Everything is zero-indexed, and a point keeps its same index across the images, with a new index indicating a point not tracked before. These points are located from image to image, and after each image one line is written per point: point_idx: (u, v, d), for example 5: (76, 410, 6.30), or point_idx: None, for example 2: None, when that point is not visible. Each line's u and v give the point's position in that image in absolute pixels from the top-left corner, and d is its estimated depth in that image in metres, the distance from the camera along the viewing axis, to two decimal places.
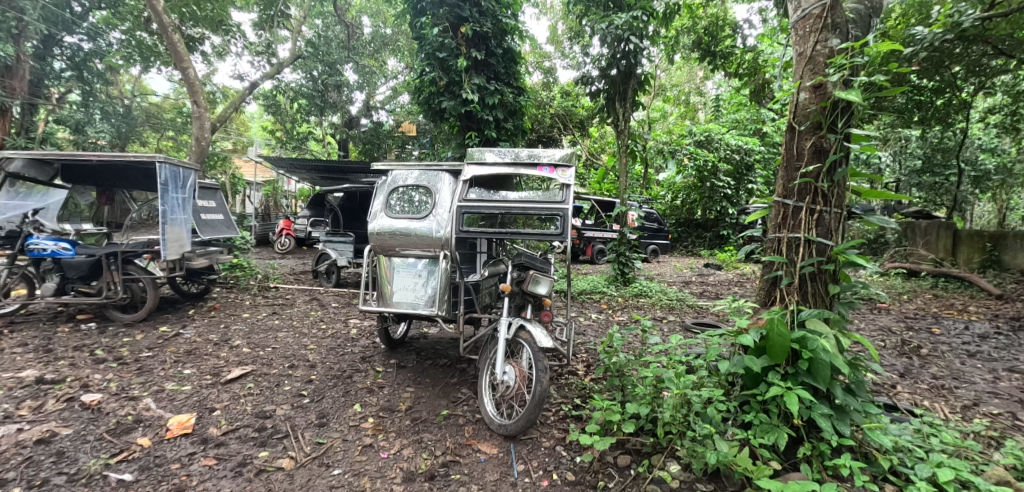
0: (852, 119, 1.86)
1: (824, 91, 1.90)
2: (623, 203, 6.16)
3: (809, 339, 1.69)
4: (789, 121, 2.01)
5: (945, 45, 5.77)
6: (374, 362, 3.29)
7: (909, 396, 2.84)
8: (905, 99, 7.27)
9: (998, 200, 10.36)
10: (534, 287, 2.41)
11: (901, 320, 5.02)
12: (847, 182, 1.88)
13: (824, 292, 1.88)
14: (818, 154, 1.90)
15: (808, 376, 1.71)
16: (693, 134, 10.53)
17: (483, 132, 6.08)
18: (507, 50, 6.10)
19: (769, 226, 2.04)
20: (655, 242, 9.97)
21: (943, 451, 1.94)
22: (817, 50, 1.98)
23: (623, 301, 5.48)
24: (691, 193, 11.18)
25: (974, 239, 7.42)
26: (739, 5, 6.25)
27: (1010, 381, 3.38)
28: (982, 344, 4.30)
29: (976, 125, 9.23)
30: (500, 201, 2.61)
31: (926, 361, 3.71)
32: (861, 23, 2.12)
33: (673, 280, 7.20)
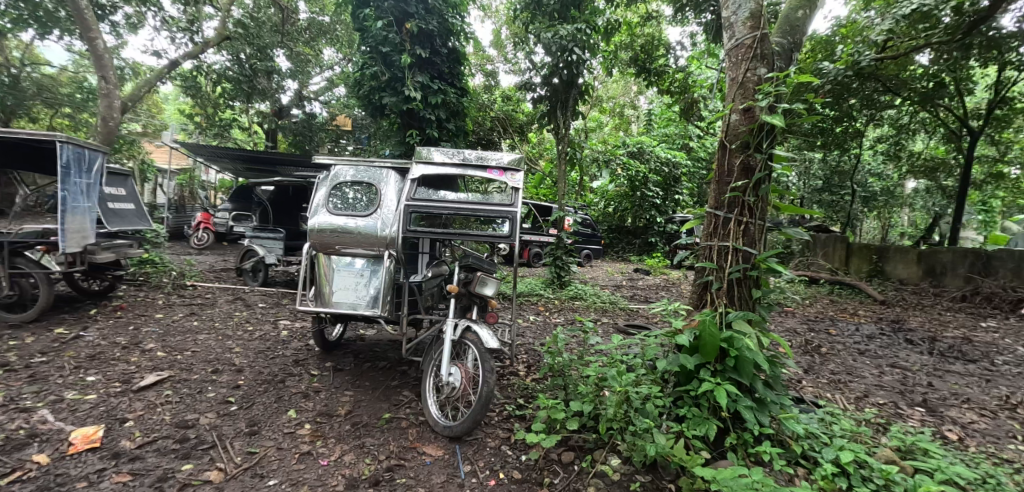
0: (774, 142, 2.05)
1: (753, 114, 2.09)
2: (561, 208, 6.35)
3: (737, 338, 1.84)
4: (721, 139, 2.19)
5: (845, 79, 6.51)
6: (308, 366, 3.16)
7: (812, 390, 3.19)
8: (811, 124, 8.08)
9: (882, 217, 11.75)
10: (480, 288, 2.43)
11: (804, 322, 5.58)
12: (769, 197, 2.08)
13: (747, 296, 2.06)
14: (746, 171, 2.08)
15: (734, 372, 1.87)
16: (626, 145, 11.05)
17: (425, 131, 6.01)
18: (452, 50, 6.10)
19: (701, 235, 2.20)
20: (589, 247, 10.31)
21: (843, 436, 2.20)
22: (748, 77, 2.17)
23: (560, 303, 5.65)
24: (623, 201, 11.68)
25: (864, 251, 8.48)
26: (673, 27, 6.66)
27: (891, 375, 3.87)
28: (870, 343, 4.89)
29: (867, 151, 10.44)
30: (448, 201, 2.62)
31: (825, 359, 4.16)
32: (783, 56, 2.37)
33: (606, 284, 7.52)
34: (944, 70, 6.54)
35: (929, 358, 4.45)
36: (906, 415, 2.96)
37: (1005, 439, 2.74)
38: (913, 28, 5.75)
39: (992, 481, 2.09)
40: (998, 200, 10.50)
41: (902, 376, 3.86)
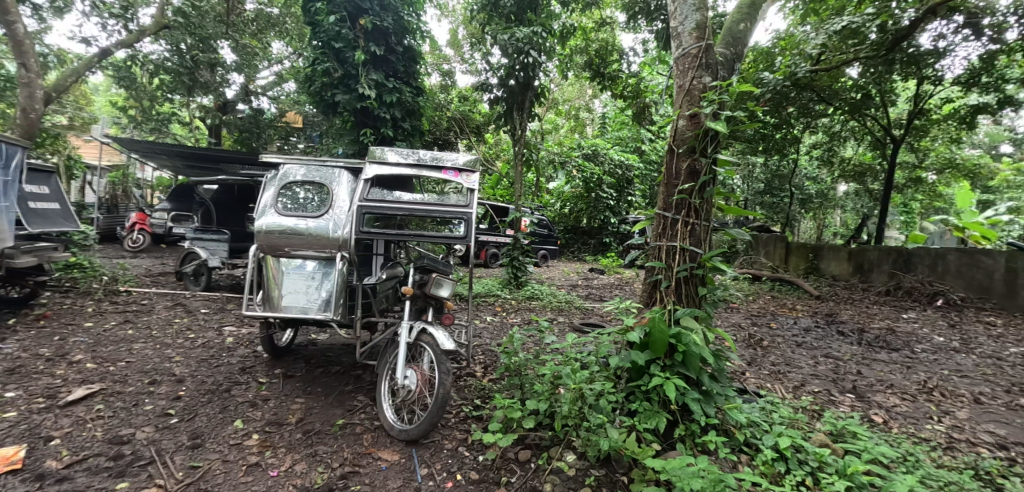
0: (718, 147, 2.15)
1: (698, 120, 2.18)
2: (517, 209, 6.40)
3: (684, 334, 1.93)
4: (669, 143, 2.27)
5: (783, 88, 6.93)
6: (256, 373, 3.04)
7: (754, 381, 3.36)
8: (754, 130, 8.52)
9: (818, 218, 12.54)
10: (436, 290, 2.41)
11: (747, 317, 5.88)
12: (714, 200, 2.18)
13: (694, 293, 2.15)
14: (692, 175, 2.17)
15: (682, 367, 1.94)
16: (581, 147, 11.27)
17: (379, 130, 5.89)
18: (407, 48, 6.02)
19: (651, 236, 2.27)
20: (545, 248, 10.42)
21: (782, 423, 2.34)
22: (694, 85, 2.27)
23: (516, 303, 5.68)
24: (578, 202, 11.89)
25: (801, 250, 9.20)
26: (626, 33, 6.86)
27: (825, 365, 4.15)
28: (806, 335, 5.22)
29: (804, 156, 11.12)
30: (402, 202, 2.59)
31: (767, 351, 4.41)
32: (726, 65, 2.49)
33: (562, 283, 7.64)
34: (870, 82, 7.06)
35: (858, 348, 4.80)
36: (838, 401, 3.19)
37: (923, 420, 3.01)
38: (844, 43, 6.19)
39: (912, 459, 2.29)
40: (916, 202, 11.45)
41: (835, 365, 4.14)
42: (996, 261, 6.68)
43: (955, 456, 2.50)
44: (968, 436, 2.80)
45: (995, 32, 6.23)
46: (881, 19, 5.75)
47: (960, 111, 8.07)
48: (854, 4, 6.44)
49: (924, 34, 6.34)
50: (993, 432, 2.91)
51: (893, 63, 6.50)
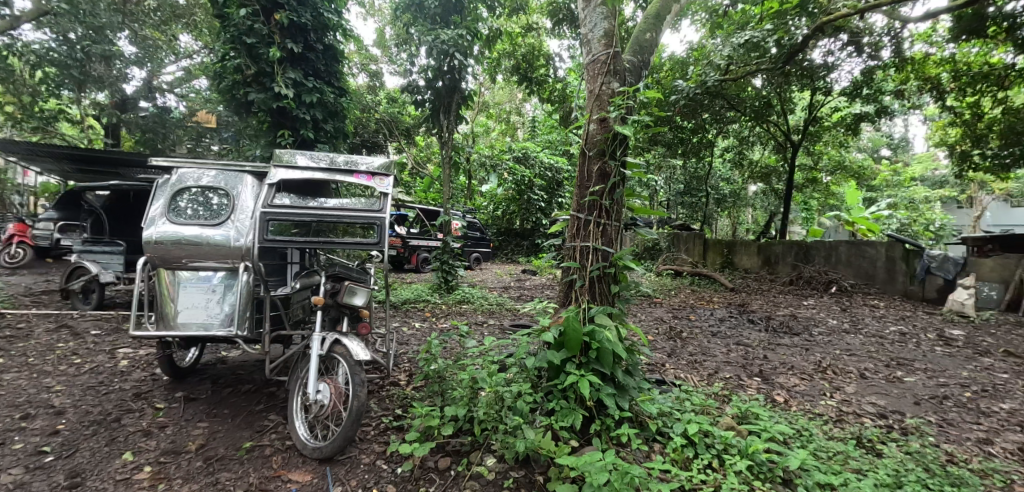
0: (627, 150, 2.24)
1: (607, 124, 2.26)
2: (446, 212, 6.34)
3: (597, 331, 1.98)
4: (581, 147, 2.34)
5: (697, 96, 7.41)
6: (153, 398, 2.76)
7: (672, 371, 3.54)
8: (673, 134, 9.01)
9: (731, 216, 13.50)
10: (349, 298, 2.31)
11: (669, 311, 6.20)
12: (623, 201, 2.26)
13: (607, 291, 2.22)
14: (603, 177, 2.24)
15: (596, 363, 2.00)
16: (512, 150, 11.39)
17: (298, 131, 5.59)
18: (328, 46, 5.75)
19: (567, 236, 2.32)
20: (478, 250, 10.35)
21: (693, 410, 2.48)
22: (603, 90, 2.34)
23: (447, 308, 5.61)
24: (510, 204, 11.98)
25: (717, 246, 9.76)
26: (552, 39, 7.01)
27: (737, 351, 4.45)
28: (721, 325, 5.59)
29: (718, 158, 11.93)
30: (310, 207, 2.45)
31: (686, 342, 4.66)
32: (633, 71, 2.60)
33: (494, 285, 7.65)
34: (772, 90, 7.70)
35: (765, 334, 5.21)
36: (746, 385, 3.42)
37: (817, 396, 3.31)
38: (747, 56, 6.69)
39: (806, 433, 2.50)
40: (814, 201, 12.66)
41: (745, 351, 4.45)
42: (878, 250, 7.60)
43: (843, 427, 2.77)
44: (854, 409, 3.11)
45: (872, 50, 7.02)
46: (778, 34, 6.29)
47: (847, 118, 9.02)
48: (756, 20, 6.99)
49: (815, 50, 7.01)
50: (874, 403, 3.26)
51: (790, 74, 7.12)
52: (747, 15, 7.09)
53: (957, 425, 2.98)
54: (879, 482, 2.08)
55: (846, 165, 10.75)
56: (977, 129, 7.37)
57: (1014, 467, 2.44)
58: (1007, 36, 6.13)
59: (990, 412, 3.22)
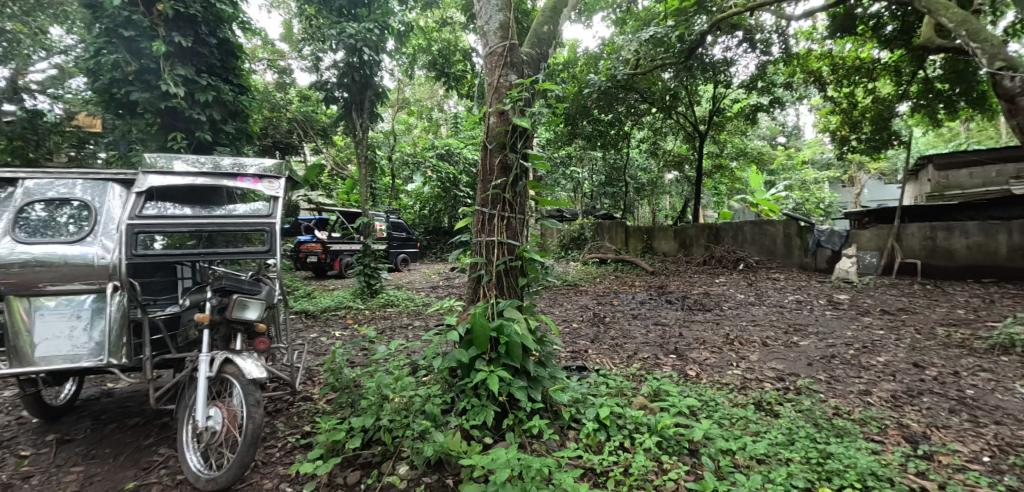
0: (527, 143, 2.26)
1: (506, 117, 2.27)
2: (366, 214, 6.07)
3: (505, 326, 1.98)
4: (483, 140, 2.33)
5: (611, 89, 7.67)
6: (17, 445, 2.40)
7: (594, 357, 3.65)
8: (591, 127, 9.27)
9: (650, 204, 14.18)
10: (240, 312, 2.13)
11: (594, 298, 6.40)
12: (526, 193, 2.29)
13: (515, 284, 2.25)
14: (505, 170, 2.26)
15: (506, 357, 2.00)
16: (435, 147, 11.17)
17: (194, 134, 5.10)
18: (222, 40, 5.23)
19: (473, 232, 2.31)
20: (405, 251, 9.99)
21: (609, 393, 2.56)
22: (501, 82, 2.33)
23: (371, 313, 5.40)
24: (436, 203, 11.77)
25: (638, 233, 10.29)
26: (468, 34, 6.93)
27: (655, 332, 4.68)
28: (642, 307, 5.85)
29: (635, 149, 12.45)
30: (191, 217, 2.24)
31: (608, 327, 4.83)
32: (532, 64, 2.61)
33: (422, 286, 7.48)
34: (679, 84, 8.14)
35: (681, 313, 5.52)
36: (663, 363, 3.60)
37: (725, 367, 3.54)
38: (654, 51, 7.02)
39: (712, 403, 2.66)
40: (722, 186, 13.60)
41: (663, 331, 4.69)
42: (778, 227, 8.29)
43: (746, 394, 2.98)
44: (756, 375, 3.36)
45: (763, 46, 7.64)
46: (680, 30, 6.62)
47: (746, 109, 9.75)
48: (661, 17, 7.33)
49: (714, 46, 7.51)
50: (774, 368, 3.54)
51: (693, 69, 7.60)
52: (651, 12, 7.41)
53: (842, 380, 3.31)
54: (775, 441, 2.25)
55: (748, 152, 11.63)
56: (852, 116, 8.23)
57: (888, 413, 2.74)
58: (872, 34, 6.91)
59: (868, 366, 3.61)
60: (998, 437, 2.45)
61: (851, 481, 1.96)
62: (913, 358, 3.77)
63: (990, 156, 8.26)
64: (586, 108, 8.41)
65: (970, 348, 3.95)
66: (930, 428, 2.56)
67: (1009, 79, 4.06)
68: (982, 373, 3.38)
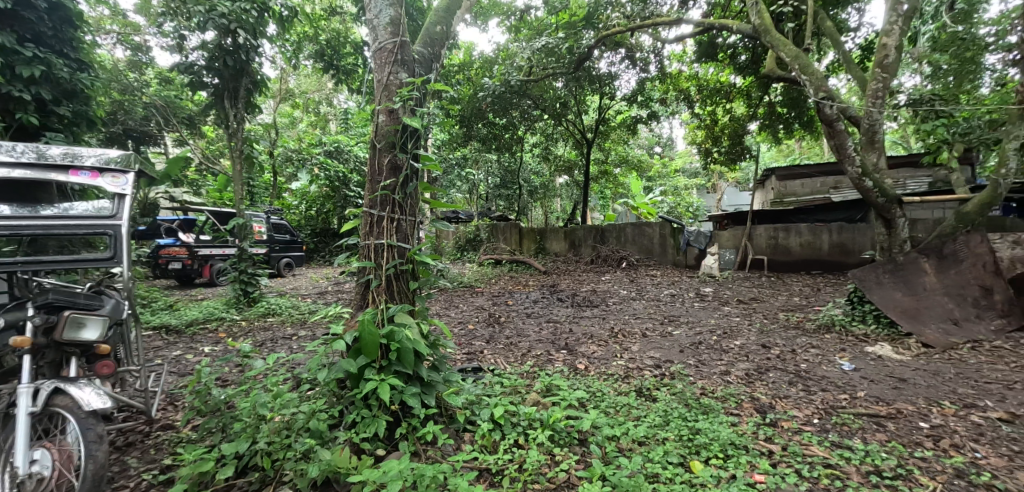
0: (418, 143, 2.24)
1: (395, 115, 2.23)
2: (242, 215, 5.50)
3: (396, 331, 1.94)
4: (371, 139, 2.26)
5: (505, 94, 7.84)
6: None
7: (490, 357, 3.68)
8: (486, 129, 9.36)
9: (543, 206, 14.71)
10: (75, 333, 1.84)
11: (490, 299, 6.46)
12: (417, 194, 2.27)
13: (406, 288, 2.23)
14: (394, 170, 2.22)
15: (398, 364, 1.96)
16: (323, 144, 10.47)
17: (14, 116, 4.22)
18: (54, 4, 4.36)
19: (361, 235, 2.24)
20: (289, 255, 9.18)
21: (503, 392, 2.62)
22: (391, 80, 2.27)
23: (247, 325, 4.88)
24: (324, 203, 11.04)
25: (531, 234, 10.62)
26: (361, 27, 6.60)
27: (547, 329, 4.86)
28: (534, 306, 6.05)
29: (528, 153, 12.86)
30: (6, 217, 1.86)
31: (503, 326, 4.91)
32: (424, 64, 2.56)
33: (308, 293, 6.98)
34: (569, 93, 8.57)
35: (571, 310, 5.79)
36: (554, 359, 3.74)
37: (611, 359, 3.78)
38: (546, 61, 7.28)
39: (599, 394, 2.83)
40: (607, 190, 14.55)
41: (554, 327, 4.89)
42: (655, 229, 9.08)
43: (628, 382, 3.22)
44: (637, 364, 3.64)
45: (642, 64, 8.34)
46: (569, 43, 7.00)
47: (627, 120, 10.57)
48: (552, 28, 7.64)
49: (600, 60, 8.03)
50: (652, 356, 3.87)
51: (582, 79, 8.04)
52: (544, 22, 7.70)
53: (707, 363, 3.72)
54: (654, 424, 2.46)
55: (629, 160, 12.60)
56: (714, 131, 9.31)
57: (743, 389, 3.13)
58: (730, 62, 7.88)
59: (728, 349, 4.10)
60: (824, 402, 2.93)
61: (716, 452, 2.21)
62: (762, 340, 4.36)
63: (816, 170, 9.86)
64: (481, 110, 8.47)
65: (804, 329, 4.67)
66: (775, 399, 2.98)
67: (829, 106, 4.87)
68: (813, 350, 4.02)
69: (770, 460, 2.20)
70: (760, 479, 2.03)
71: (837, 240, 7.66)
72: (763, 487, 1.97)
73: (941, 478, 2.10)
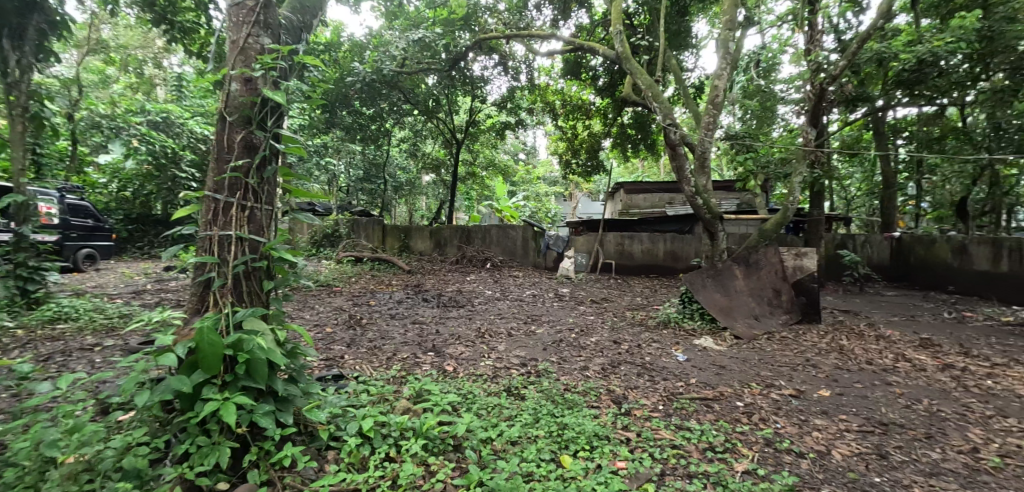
0: (280, 121, 1.97)
1: (254, 86, 1.94)
2: (21, 191, 4.29)
3: (245, 340, 1.67)
4: (220, 110, 1.94)
5: (375, 83, 7.47)
6: None
7: (352, 363, 3.40)
8: (352, 118, 8.76)
9: (409, 203, 14.29)
10: None
11: (349, 299, 6.02)
12: (276, 180, 2.00)
13: (258, 289, 1.94)
14: (248, 149, 1.93)
15: (248, 379, 1.70)
16: (145, 113, 8.77)
17: None
18: None
19: (199, 224, 1.89)
20: (91, 245, 7.48)
21: (371, 402, 2.44)
22: (250, 43, 1.95)
23: (26, 333, 3.82)
24: (143, 184, 9.26)
25: (395, 232, 10.22)
26: None
27: (413, 331, 4.67)
28: (398, 306, 5.80)
29: (396, 147, 12.40)
30: None
31: (365, 329, 4.58)
32: (291, 32, 2.25)
33: (119, 291, 5.76)
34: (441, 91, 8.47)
35: (437, 310, 5.67)
36: (422, 362, 3.60)
37: (478, 359, 3.76)
38: (421, 54, 7.06)
39: (471, 396, 2.77)
40: (473, 192, 14.69)
41: (420, 329, 4.72)
42: (518, 232, 9.39)
43: (497, 382, 3.21)
44: (504, 364, 3.68)
45: (514, 73, 8.60)
46: (447, 40, 6.94)
47: (496, 125, 10.81)
48: (429, 22, 7.46)
49: (475, 62, 8.06)
50: (518, 355, 3.95)
51: (455, 78, 7.99)
52: (421, 15, 7.49)
53: (568, 360, 3.91)
54: (526, 423, 2.48)
55: (496, 164, 12.91)
56: (574, 144, 9.99)
57: (600, 383, 3.35)
58: (591, 83, 8.53)
59: (585, 346, 4.38)
60: (667, 389, 3.26)
61: (582, 445, 2.30)
62: (613, 336, 4.75)
63: (656, 187, 11.16)
64: (347, 97, 7.91)
65: (647, 326, 5.21)
66: (627, 390, 3.23)
67: (673, 132, 5.52)
68: (655, 344, 4.50)
69: (628, 447, 2.36)
70: (622, 466, 2.16)
71: (670, 248, 8.76)
72: (625, 474, 2.10)
73: (756, 447, 2.44)
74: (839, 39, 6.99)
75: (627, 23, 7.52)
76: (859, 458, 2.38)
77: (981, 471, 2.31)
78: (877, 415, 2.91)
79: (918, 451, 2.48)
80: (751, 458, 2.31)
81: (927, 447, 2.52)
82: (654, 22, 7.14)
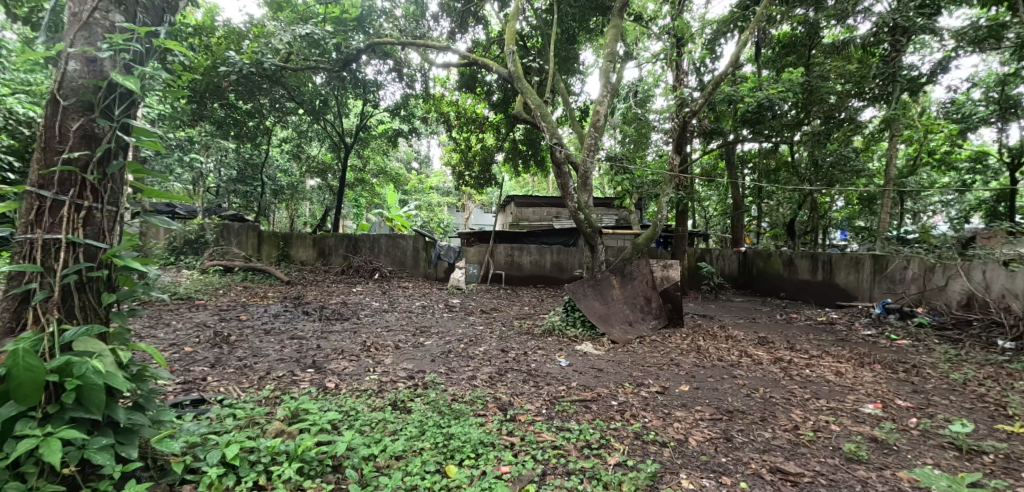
0: (133, 111, 1.74)
1: (98, 67, 1.70)
2: None
3: (76, 363, 1.44)
4: (52, 90, 1.67)
5: (253, 76, 6.87)
6: None
7: (214, 385, 3.04)
8: (224, 111, 8.02)
9: (290, 208, 13.27)
10: None
11: (215, 313, 5.39)
12: (124, 177, 1.76)
13: (96, 304, 1.68)
14: (87, 140, 1.68)
15: (77, 409, 1.46)
16: None
17: None
18: None
19: (18, 225, 1.60)
20: None
21: (235, 426, 2.24)
22: (96, 19, 1.72)
23: None
24: None
25: (272, 239, 9.45)
26: None
27: (290, 347, 4.32)
28: (274, 320, 5.33)
29: (276, 147, 11.48)
30: None
31: (233, 347, 4.13)
32: (150, 11, 1.85)
33: None
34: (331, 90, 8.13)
35: (319, 324, 5.30)
36: (299, 379, 3.36)
37: (363, 374, 3.60)
38: (307, 50, 6.65)
39: (353, 412, 2.64)
40: (363, 198, 14.11)
41: (299, 344, 4.39)
42: (408, 242, 9.20)
43: (382, 396, 3.10)
44: (390, 378, 3.55)
45: (409, 80, 8.50)
46: (337, 39, 6.67)
47: (389, 131, 10.60)
48: (319, 18, 7.02)
49: (367, 66, 7.83)
50: (405, 368, 3.85)
51: (345, 80, 7.68)
52: (310, 10, 7.10)
53: (457, 371, 3.90)
54: (411, 436, 2.43)
55: (388, 172, 12.54)
56: (467, 156, 10.04)
57: (487, 391, 3.39)
58: (486, 97, 8.74)
59: (473, 356, 4.40)
60: (550, 393, 3.41)
61: (468, 453, 2.31)
62: (501, 345, 4.85)
63: (545, 202, 11.68)
64: (219, 88, 7.16)
65: (533, 334, 5.39)
66: (513, 396, 3.31)
67: (559, 150, 5.82)
68: (540, 351, 4.68)
69: (512, 451, 2.41)
70: (506, 470, 2.21)
71: (556, 259, 9.20)
72: (508, 477, 2.16)
73: (627, 440, 2.65)
74: (700, 78, 7.99)
75: (521, 45, 7.89)
76: (709, 442, 2.71)
77: (801, 445, 2.75)
78: (724, 405, 3.33)
79: (756, 432, 2.89)
80: (621, 451, 2.51)
81: (762, 428, 2.95)
82: (545, 46, 7.55)
